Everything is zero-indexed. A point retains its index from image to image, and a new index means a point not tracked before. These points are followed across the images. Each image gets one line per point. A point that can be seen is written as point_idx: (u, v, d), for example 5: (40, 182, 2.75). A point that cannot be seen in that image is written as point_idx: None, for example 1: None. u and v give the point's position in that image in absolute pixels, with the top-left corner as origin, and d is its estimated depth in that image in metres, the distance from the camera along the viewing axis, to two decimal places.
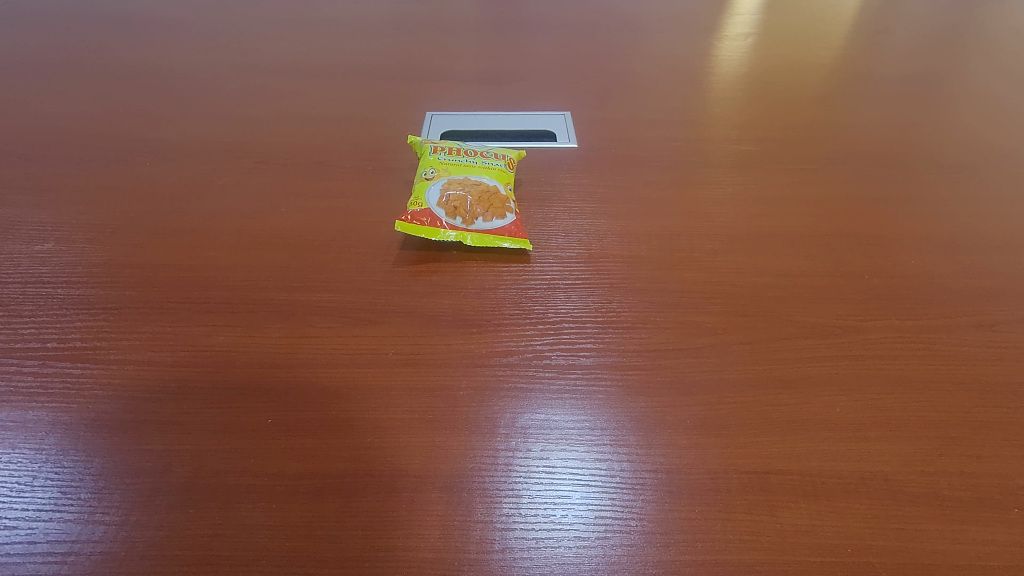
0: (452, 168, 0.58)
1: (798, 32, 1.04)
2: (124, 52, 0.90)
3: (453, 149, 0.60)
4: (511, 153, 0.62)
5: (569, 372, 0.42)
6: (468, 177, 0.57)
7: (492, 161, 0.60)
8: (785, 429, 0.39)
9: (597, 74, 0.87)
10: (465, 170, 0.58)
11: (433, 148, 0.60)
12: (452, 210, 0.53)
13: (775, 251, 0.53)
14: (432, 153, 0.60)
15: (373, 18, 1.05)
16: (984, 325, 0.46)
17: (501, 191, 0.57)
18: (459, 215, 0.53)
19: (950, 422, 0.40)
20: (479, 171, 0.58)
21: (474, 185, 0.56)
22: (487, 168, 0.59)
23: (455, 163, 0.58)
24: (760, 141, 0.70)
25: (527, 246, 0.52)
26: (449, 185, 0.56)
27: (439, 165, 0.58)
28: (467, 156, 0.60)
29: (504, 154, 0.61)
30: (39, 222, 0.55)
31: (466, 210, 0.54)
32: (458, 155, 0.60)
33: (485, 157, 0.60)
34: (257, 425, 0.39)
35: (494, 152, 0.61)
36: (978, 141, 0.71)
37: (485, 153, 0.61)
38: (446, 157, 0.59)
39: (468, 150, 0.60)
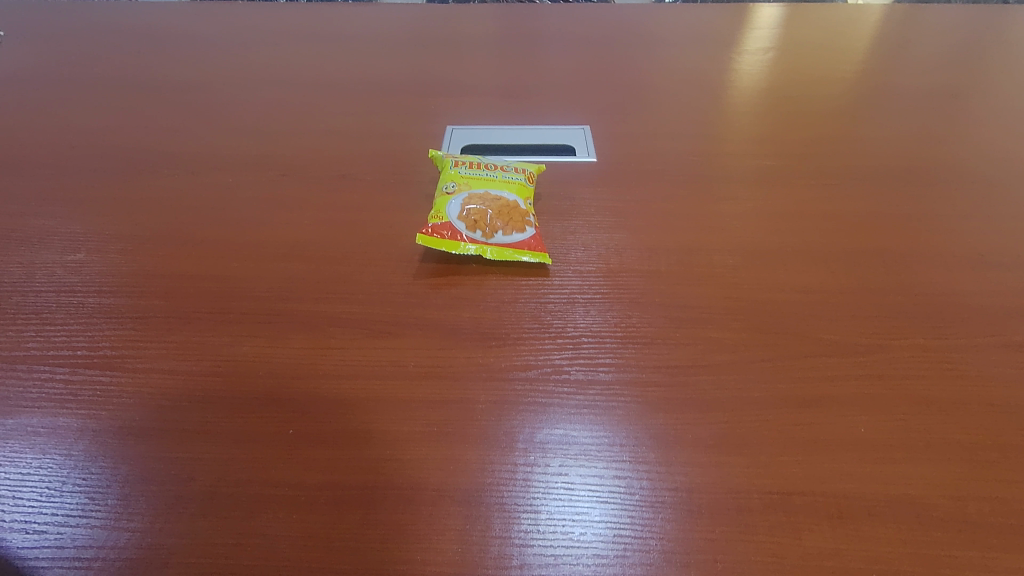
0: (471, 183, 0.58)
1: (818, 45, 1.03)
2: (153, 67, 0.94)
3: (472, 163, 0.61)
4: (531, 168, 0.62)
5: (588, 388, 0.42)
6: (488, 192, 0.57)
7: (511, 175, 0.60)
8: (810, 450, 0.38)
9: (614, 87, 0.87)
10: (485, 184, 0.58)
11: (453, 162, 0.61)
12: (472, 224, 0.54)
13: (795, 267, 0.52)
14: (452, 167, 0.60)
15: (392, 33, 1.06)
16: (1015, 345, 0.45)
17: (521, 206, 0.57)
18: (479, 228, 0.54)
19: (980, 444, 0.39)
20: (498, 185, 0.58)
21: (493, 200, 0.56)
22: (507, 183, 0.59)
23: (475, 177, 0.59)
24: (780, 155, 0.69)
25: (546, 259, 0.53)
26: (468, 200, 0.56)
27: (458, 179, 0.59)
28: (487, 170, 0.60)
29: (523, 169, 0.62)
30: (72, 232, 0.57)
31: (486, 224, 0.54)
32: (478, 169, 0.60)
33: (505, 171, 0.60)
34: (279, 436, 0.39)
35: (514, 166, 0.62)
36: (1005, 155, 0.70)
37: (505, 167, 0.61)
38: (466, 171, 0.59)
39: (487, 165, 0.61)
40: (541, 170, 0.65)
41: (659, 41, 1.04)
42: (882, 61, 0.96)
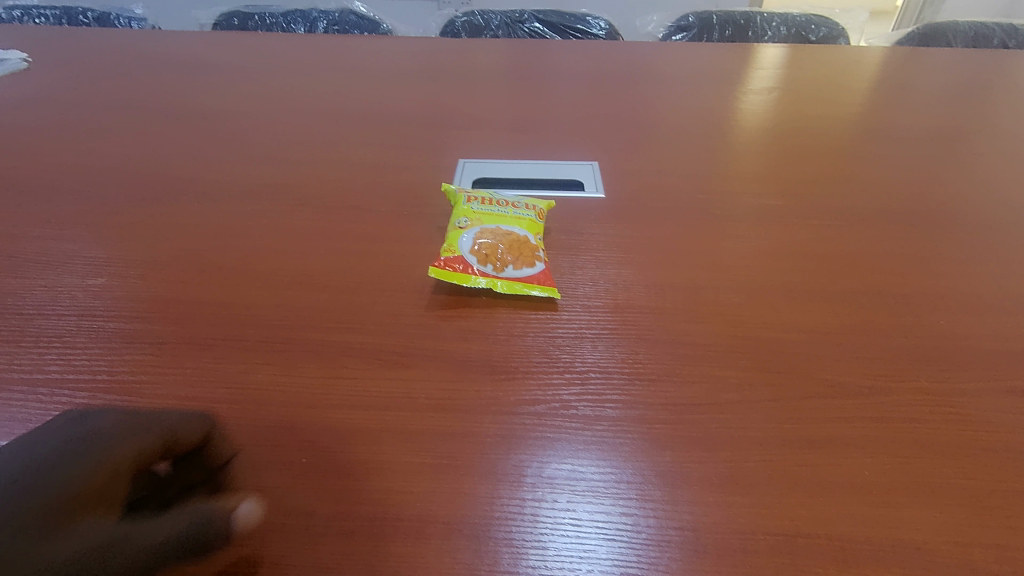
0: (483, 218, 0.60)
1: (821, 85, 1.06)
2: (176, 95, 0.97)
3: (485, 199, 0.63)
4: (541, 204, 0.64)
5: (596, 424, 0.43)
6: (500, 227, 0.59)
7: (522, 212, 0.62)
8: (814, 491, 0.39)
9: (622, 124, 0.89)
10: (496, 219, 0.60)
11: (466, 197, 0.62)
12: (483, 258, 0.55)
13: (799, 306, 0.53)
14: (465, 202, 0.62)
15: (406, 66, 1.10)
16: (1017, 390, 0.46)
17: (531, 242, 0.59)
18: (489, 263, 0.55)
19: (982, 489, 0.39)
20: (509, 221, 0.60)
21: (504, 235, 0.58)
22: (517, 219, 0.61)
23: (487, 212, 0.61)
24: (784, 194, 0.71)
25: (555, 295, 0.54)
26: (480, 235, 0.58)
27: (471, 214, 0.60)
28: (499, 206, 0.62)
29: (533, 206, 0.63)
30: (94, 257, 0.59)
31: (497, 258, 0.56)
32: (490, 205, 0.62)
33: (516, 207, 0.62)
34: (292, 465, 0.40)
35: (525, 203, 0.63)
36: (1005, 198, 0.71)
37: (516, 204, 0.63)
38: (478, 206, 0.61)
39: (498, 201, 0.63)
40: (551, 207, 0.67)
41: (666, 78, 1.07)
42: (885, 102, 0.99)
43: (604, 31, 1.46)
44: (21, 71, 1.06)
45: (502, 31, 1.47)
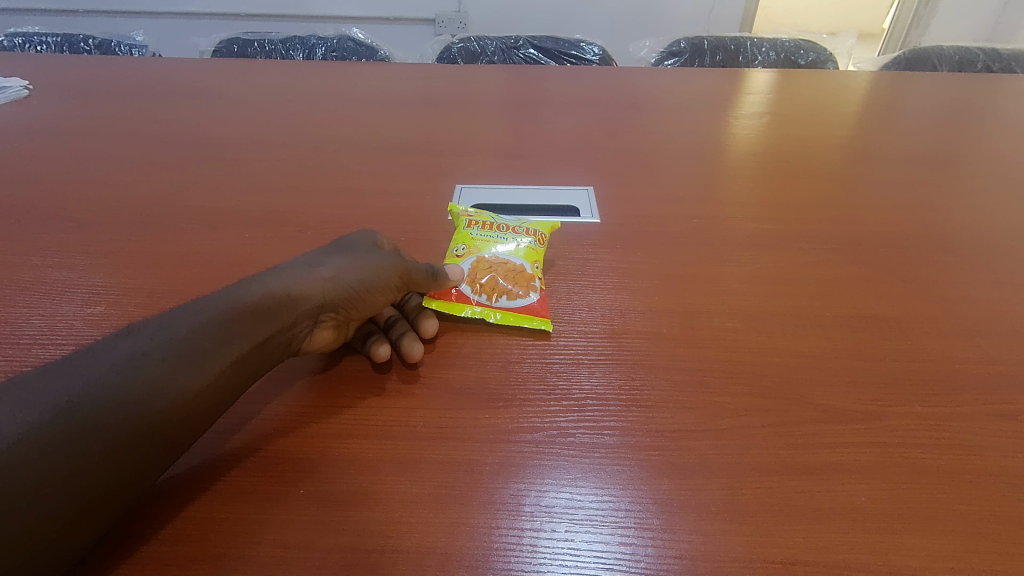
0: (481, 246, 0.60)
1: (810, 110, 1.08)
2: (176, 123, 0.98)
3: (486, 223, 0.63)
4: (544, 227, 0.64)
5: (593, 452, 0.43)
6: (497, 256, 0.59)
7: (522, 238, 0.62)
8: (810, 517, 0.39)
9: (616, 149, 0.91)
10: (495, 247, 0.60)
11: (468, 221, 0.63)
12: (477, 287, 0.56)
13: (792, 331, 0.54)
14: (466, 226, 0.62)
15: (403, 93, 1.12)
16: (1009, 415, 0.46)
17: (528, 270, 0.59)
18: (484, 292, 0.56)
19: (977, 515, 0.39)
20: (507, 249, 0.60)
21: (500, 265, 0.58)
22: (516, 246, 0.61)
23: (486, 240, 0.61)
24: (776, 219, 0.72)
25: (546, 325, 0.54)
26: (475, 265, 0.58)
27: (469, 242, 0.61)
28: (499, 232, 0.62)
29: (536, 230, 0.63)
30: (93, 285, 0.59)
31: (491, 288, 0.56)
32: (490, 230, 0.62)
33: (517, 232, 0.62)
34: (290, 495, 0.40)
35: (527, 226, 0.63)
36: (992, 222, 0.72)
37: (518, 228, 0.63)
38: (478, 232, 0.62)
39: (500, 226, 0.63)
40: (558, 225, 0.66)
41: (659, 103, 1.09)
42: (873, 127, 1.00)
43: (597, 56, 1.49)
44: (22, 99, 1.08)
45: (498, 56, 1.50)
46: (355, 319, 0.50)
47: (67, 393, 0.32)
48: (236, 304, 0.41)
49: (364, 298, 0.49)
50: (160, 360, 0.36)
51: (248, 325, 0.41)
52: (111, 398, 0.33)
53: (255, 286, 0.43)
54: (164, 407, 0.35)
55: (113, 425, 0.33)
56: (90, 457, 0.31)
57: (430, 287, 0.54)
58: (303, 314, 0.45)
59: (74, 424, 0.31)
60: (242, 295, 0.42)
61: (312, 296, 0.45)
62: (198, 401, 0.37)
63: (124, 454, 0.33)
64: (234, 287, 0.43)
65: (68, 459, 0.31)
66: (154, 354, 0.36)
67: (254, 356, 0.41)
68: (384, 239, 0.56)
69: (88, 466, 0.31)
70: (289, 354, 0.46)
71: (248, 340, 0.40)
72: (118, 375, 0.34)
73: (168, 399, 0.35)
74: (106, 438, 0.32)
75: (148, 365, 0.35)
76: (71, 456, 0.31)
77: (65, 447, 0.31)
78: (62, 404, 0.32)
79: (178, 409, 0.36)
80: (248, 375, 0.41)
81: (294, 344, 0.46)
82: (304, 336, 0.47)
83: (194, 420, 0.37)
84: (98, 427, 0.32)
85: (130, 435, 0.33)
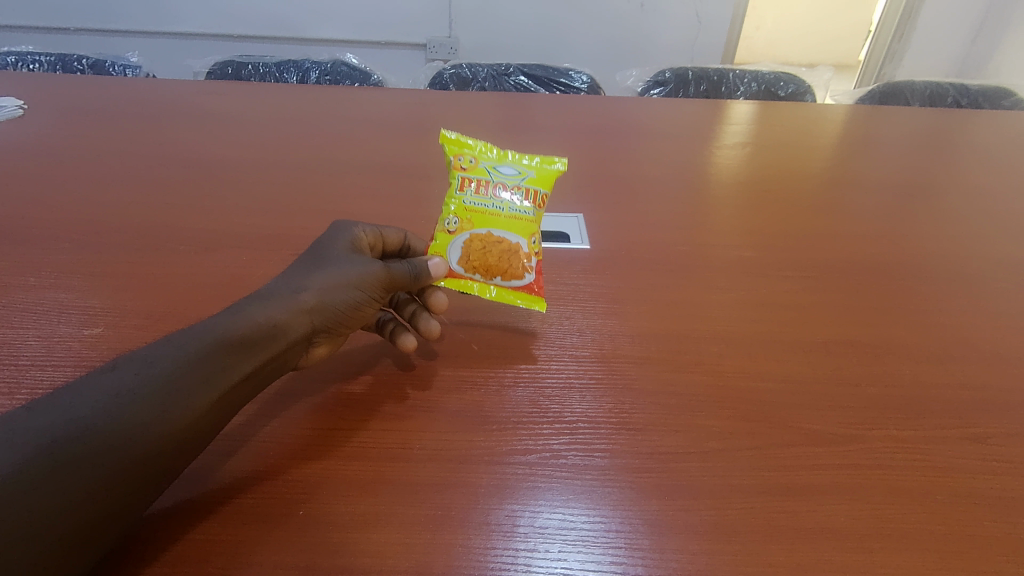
0: (475, 220, 0.59)
1: (789, 141, 1.12)
2: (171, 144, 0.99)
3: (482, 187, 0.60)
4: (544, 187, 0.61)
5: (585, 473, 0.45)
6: (492, 232, 0.59)
7: (519, 207, 0.60)
8: (792, 537, 0.41)
9: (604, 176, 0.94)
10: (490, 219, 0.59)
11: (461, 184, 0.60)
12: (472, 266, 0.57)
13: (774, 356, 0.56)
14: (458, 192, 0.60)
15: (397, 118, 1.14)
16: (978, 438, 0.49)
17: (523, 248, 0.59)
18: (478, 271, 0.57)
19: (950, 535, 0.41)
20: (503, 223, 0.59)
21: (495, 244, 0.58)
22: (512, 218, 0.60)
23: (481, 211, 0.59)
24: (758, 247, 0.75)
25: (540, 307, 0.57)
26: (469, 244, 0.58)
27: (463, 213, 0.59)
28: (494, 199, 0.60)
29: (535, 192, 0.60)
30: (90, 306, 0.60)
31: (486, 266, 0.57)
32: (485, 196, 0.60)
33: (514, 200, 0.60)
34: (290, 517, 0.41)
35: (526, 187, 0.60)
36: (961, 252, 0.75)
37: (516, 192, 0.60)
38: (472, 201, 0.60)
39: (496, 189, 0.60)
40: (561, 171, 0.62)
41: (646, 132, 1.13)
42: (849, 158, 1.05)
43: (586, 84, 1.53)
44: (17, 118, 1.08)
45: (489, 82, 1.54)
46: (346, 331, 0.51)
47: (53, 431, 0.33)
48: (222, 335, 0.41)
49: (352, 312, 0.49)
50: (143, 395, 0.36)
51: (235, 356, 0.41)
52: (98, 431, 0.34)
53: (239, 315, 0.43)
54: (152, 440, 0.35)
55: (101, 462, 0.33)
56: (82, 496, 0.32)
57: (420, 285, 0.54)
58: (292, 340, 0.45)
59: (61, 462, 0.32)
60: (227, 326, 0.42)
61: (300, 324, 0.45)
62: (189, 430, 0.37)
63: (116, 487, 0.34)
64: (216, 317, 0.43)
65: (60, 496, 0.31)
66: (137, 388, 0.36)
67: (246, 383, 0.42)
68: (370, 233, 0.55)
69: (81, 502, 0.32)
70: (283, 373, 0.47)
71: (237, 370, 0.41)
72: (103, 411, 0.34)
73: (156, 432, 0.35)
74: (95, 474, 0.33)
75: (133, 397, 0.36)
76: (62, 494, 0.32)
77: (56, 485, 0.31)
78: (48, 443, 0.32)
79: (168, 439, 0.36)
80: (239, 401, 0.42)
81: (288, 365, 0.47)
82: (296, 356, 0.47)
83: (185, 447, 0.37)
84: (86, 463, 0.33)
85: (121, 468, 0.34)
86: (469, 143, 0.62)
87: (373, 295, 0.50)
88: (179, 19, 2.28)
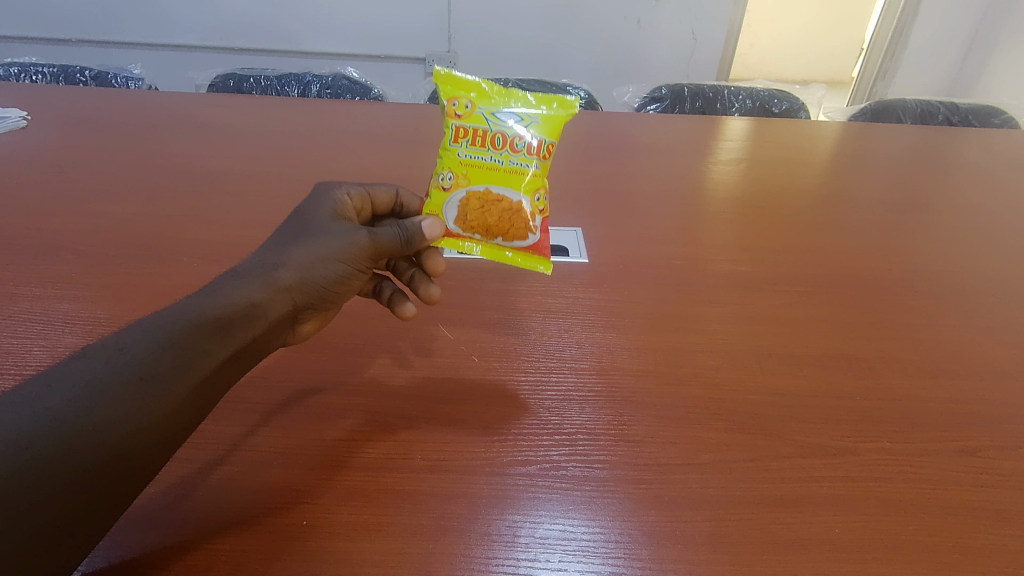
0: (471, 175, 0.59)
1: (783, 157, 1.14)
2: (174, 156, 1.00)
3: (480, 136, 0.59)
4: (547, 136, 0.60)
5: (585, 484, 0.45)
6: (489, 190, 0.59)
7: (520, 159, 0.59)
8: (787, 547, 0.41)
9: (601, 191, 0.95)
10: (487, 174, 0.59)
11: (456, 135, 0.59)
12: (470, 228, 0.60)
13: (769, 369, 0.57)
14: (454, 144, 0.59)
15: (398, 131, 1.16)
16: (969, 451, 0.50)
17: (525, 207, 0.60)
18: (477, 232, 0.60)
19: (942, 546, 0.42)
20: (501, 177, 0.59)
21: (493, 202, 0.59)
22: (511, 172, 0.59)
23: (479, 164, 0.59)
24: (753, 262, 0.76)
25: (546, 269, 0.61)
26: (467, 201, 0.59)
27: (459, 166, 0.60)
28: (492, 150, 0.59)
29: (537, 142, 0.59)
30: (94, 316, 0.60)
31: (484, 228, 0.60)
32: (482, 148, 0.59)
33: (513, 151, 0.59)
34: (293, 526, 0.41)
35: (525, 137, 0.59)
36: (951, 268, 0.77)
37: (516, 141, 0.59)
38: (468, 153, 0.59)
39: (495, 138, 0.59)
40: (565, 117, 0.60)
41: (642, 148, 1.15)
42: (842, 174, 1.07)
43: (583, 99, 1.55)
44: (20, 130, 1.09)
45: None
46: (332, 302, 0.52)
47: (47, 410, 0.33)
48: (203, 315, 0.41)
49: (337, 286, 0.50)
50: (118, 384, 0.35)
51: (218, 337, 0.41)
52: (93, 411, 0.34)
53: (219, 295, 0.43)
54: (131, 431, 0.35)
55: (75, 456, 0.33)
56: (80, 474, 0.33)
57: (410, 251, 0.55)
58: (277, 317, 0.46)
59: (34, 456, 0.31)
60: (210, 305, 0.42)
61: (282, 302, 0.46)
62: (182, 406, 0.38)
63: (95, 481, 0.33)
64: (194, 298, 0.42)
65: (57, 476, 0.32)
66: (109, 377, 0.35)
67: (235, 359, 0.42)
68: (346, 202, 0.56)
69: (58, 498, 0.32)
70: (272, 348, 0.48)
71: (225, 346, 0.41)
72: (75, 403, 0.33)
73: (133, 422, 0.35)
74: (91, 454, 0.33)
75: (124, 376, 0.36)
76: (60, 472, 0.32)
77: (52, 465, 0.32)
78: (43, 424, 0.32)
79: (163, 417, 0.36)
80: (230, 376, 0.42)
81: (275, 340, 0.48)
82: (283, 331, 0.48)
83: (167, 436, 0.37)
84: (61, 459, 0.32)
85: (104, 456, 0.33)
86: (466, 83, 0.60)
87: (357, 268, 0.51)
88: (181, 31, 2.30)
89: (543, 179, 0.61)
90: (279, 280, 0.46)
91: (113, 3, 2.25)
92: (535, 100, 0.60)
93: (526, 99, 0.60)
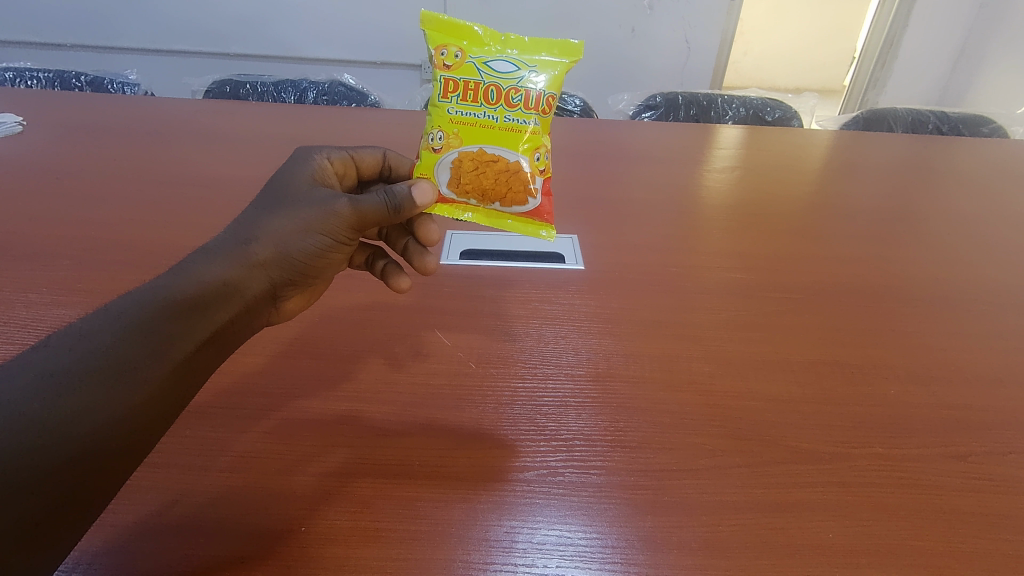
0: (462, 133, 0.59)
1: (776, 165, 1.15)
2: (171, 163, 1.01)
3: (472, 90, 0.59)
4: (545, 87, 0.59)
5: (581, 489, 0.46)
6: (483, 148, 0.59)
7: (515, 114, 0.59)
8: (782, 552, 0.42)
9: (597, 198, 0.96)
10: (481, 131, 0.59)
11: (446, 91, 0.59)
12: (464, 192, 0.60)
13: (764, 375, 0.58)
14: (444, 101, 0.59)
15: (395, 138, 1.16)
16: (960, 456, 0.50)
17: (525, 167, 0.59)
18: (472, 197, 0.60)
19: (935, 550, 0.43)
20: (495, 135, 0.59)
21: (488, 163, 0.59)
22: (505, 128, 0.59)
23: (471, 121, 0.59)
24: (747, 269, 0.77)
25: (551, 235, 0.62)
26: (460, 162, 0.59)
27: (451, 124, 0.59)
28: (485, 106, 0.59)
29: (533, 94, 0.58)
30: None
31: (478, 192, 0.60)
32: (474, 104, 0.59)
33: (508, 106, 0.58)
34: (292, 533, 0.42)
35: (521, 89, 0.58)
36: (941, 275, 0.78)
37: (509, 93, 0.58)
38: (459, 110, 0.59)
39: (487, 92, 0.58)
40: (563, 66, 0.59)
41: (638, 155, 1.16)
42: (835, 183, 1.08)
43: (579, 107, 1.56)
44: (16, 135, 1.09)
45: None
46: (312, 273, 0.52)
47: (33, 399, 0.32)
48: (179, 294, 0.41)
49: (315, 259, 0.51)
50: (86, 374, 0.35)
51: (191, 319, 0.41)
52: (79, 399, 0.34)
53: (190, 276, 0.43)
54: (104, 421, 0.34)
55: (58, 447, 0.32)
56: (68, 458, 0.33)
57: (398, 219, 0.55)
58: (253, 294, 0.47)
59: (22, 442, 0.31)
60: (186, 284, 0.42)
61: (257, 281, 0.47)
62: (164, 388, 0.38)
63: (73, 473, 0.33)
64: (162, 279, 0.42)
65: (48, 461, 0.32)
66: (85, 365, 0.35)
67: (216, 338, 0.43)
68: (320, 172, 0.56)
69: (36, 493, 0.31)
70: (253, 324, 0.49)
71: (207, 325, 0.42)
72: (61, 392, 0.33)
73: (108, 412, 0.35)
74: (80, 437, 0.33)
75: (106, 361, 0.36)
76: (48, 458, 0.32)
77: (42, 450, 0.32)
78: (29, 411, 0.32)
79: (147, 400, 0.37)
80: (214, 354, 0.43)
81: (256, 316, 0.49)
82: (262, 306, 0.49)
83: (147, 423, 0.37)
84: (34, 451, 0.31)
85: (91, 439, 0.34)
86: (458, 32, 0.59)
87: (338, 239, 0.51)
88: (177, 37, 2.31)
89: (541, 135, 0.60)
90: (249, 259, 0.47)
91: (110, 9, 2.25)
92: (531, 50, 0.59)
93: (521, 49, 0.60)
